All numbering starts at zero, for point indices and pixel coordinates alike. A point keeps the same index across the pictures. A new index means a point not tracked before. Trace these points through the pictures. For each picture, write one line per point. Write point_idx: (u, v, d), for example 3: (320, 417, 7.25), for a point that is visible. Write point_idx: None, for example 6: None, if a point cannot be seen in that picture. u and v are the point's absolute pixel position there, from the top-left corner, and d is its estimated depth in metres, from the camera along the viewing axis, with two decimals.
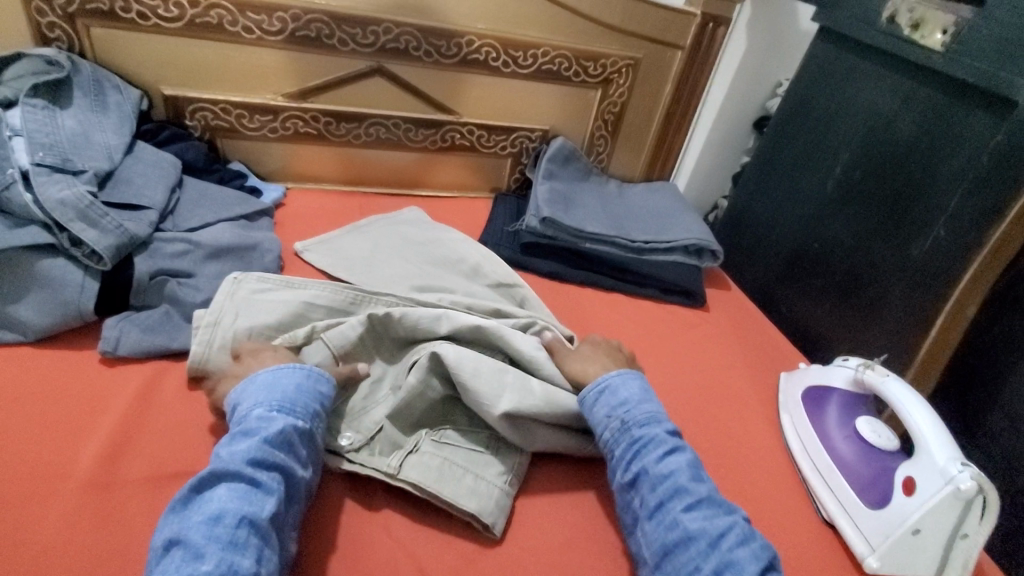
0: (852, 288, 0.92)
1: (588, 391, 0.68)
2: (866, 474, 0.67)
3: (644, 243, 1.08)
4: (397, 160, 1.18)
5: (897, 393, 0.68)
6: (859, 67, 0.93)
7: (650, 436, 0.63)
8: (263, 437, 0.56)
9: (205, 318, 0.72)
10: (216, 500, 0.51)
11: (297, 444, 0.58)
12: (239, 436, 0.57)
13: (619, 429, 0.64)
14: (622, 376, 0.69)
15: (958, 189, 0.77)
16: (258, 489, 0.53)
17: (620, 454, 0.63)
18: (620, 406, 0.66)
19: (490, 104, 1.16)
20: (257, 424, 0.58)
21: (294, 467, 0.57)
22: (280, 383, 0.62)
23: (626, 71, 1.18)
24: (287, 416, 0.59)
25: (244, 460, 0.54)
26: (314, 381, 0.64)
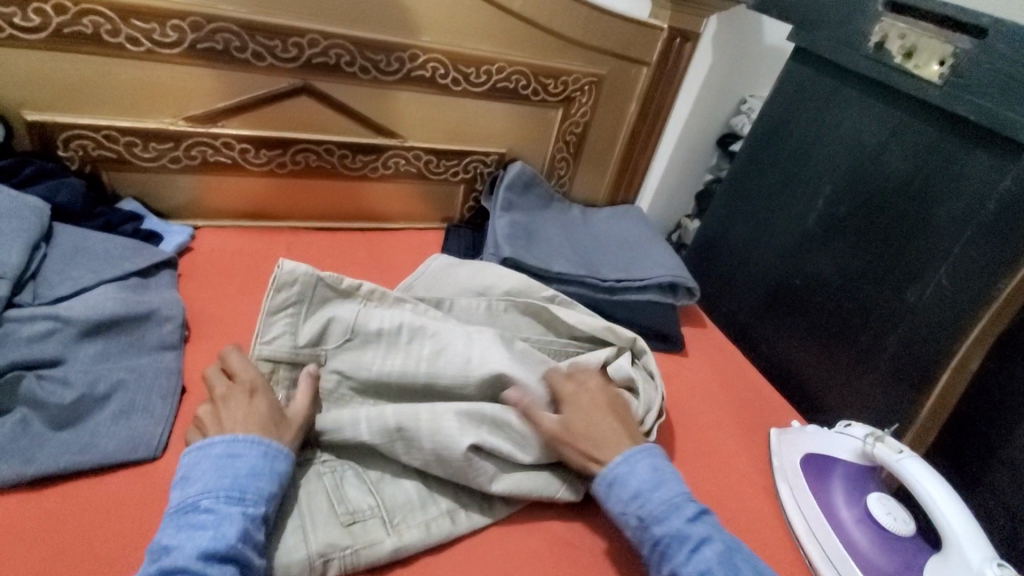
0: (842, 331, 0.85)
1: (599, 482, 0.62)
2: (886, 567, 0.60)
3: (616, 281, 0.98)
4: (331, 191, 1.02)
5: (914, 472, 0.61)
6: (842, 93, 0.86)
7: (672, 532, 0.56)
8: (220, 527, 0.49)
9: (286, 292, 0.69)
10: None
11: (254, 530, 0.50)
12: (185, 522, 0.49)
13: (638, 526, 0.58)
14: (628, 460, 0.61)
15: (961, 235, 0.71)
16: None
17: (648, 553, 0.57)
18: (633, 498, 0.59)
19: (438, 126, 1.02)
20: (209, 513, 0.50)
21: (253, 556, 0.49)
22: (232, 462, 0.53)
23: (588, 90, 1.07)
24: (237, 500, 0.51)
25: (191, 556, 0.46)
26: (267, 453, 0.55)
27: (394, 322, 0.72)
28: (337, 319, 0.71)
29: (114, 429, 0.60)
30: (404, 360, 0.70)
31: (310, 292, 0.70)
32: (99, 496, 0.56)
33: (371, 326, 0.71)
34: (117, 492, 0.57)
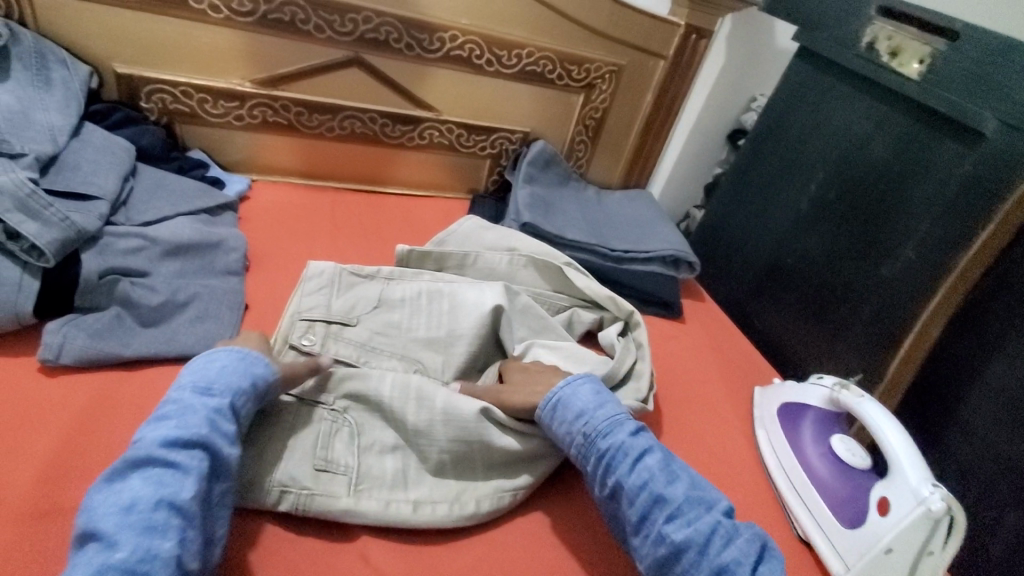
0: (825, 304, 0.94)
1: (543, 407, 0.67)
2: (841, 492, 0.69)
3: (624, 252, 1.07)
4: (370, 157, 1.13)
5: (872, 413, 0.71)
6: (836, 89, 0.95)
7: (615, 445, 0.61)
8: (187, 417, 0.52)
9: (320, 277, 0.79)
10: (134, 486, 0.47)
11: (224, 424, 0.54)
12: (156, 417, 0.53)
13: (583, 443, 0.63)
14: (572, 387, 0.68)
15: (929, 216, 0.80)
16: (178, 467, 0.49)
17: (592, 468, 0.62)
18: (578, 417, 0.65)
19: (470, 103, 1.13)
20: (183, 405, 0.54)
21: (222, 443, 0.52)
22: (209, 365, 0.58)
23: (609, 78, 1.17)
24: (207, 396, 0.55)
25: (160, 441, 0.50)
26: (239, 357, 0.60)
27: (415, 290, 0.83)
28: (365, 294, 0.81)
29: (191, 331, 0.71)
30: (428, 318, 0.80)
31: (337, 279, 0.81)
32: None
33: (396, 294, 0.82)
34: None
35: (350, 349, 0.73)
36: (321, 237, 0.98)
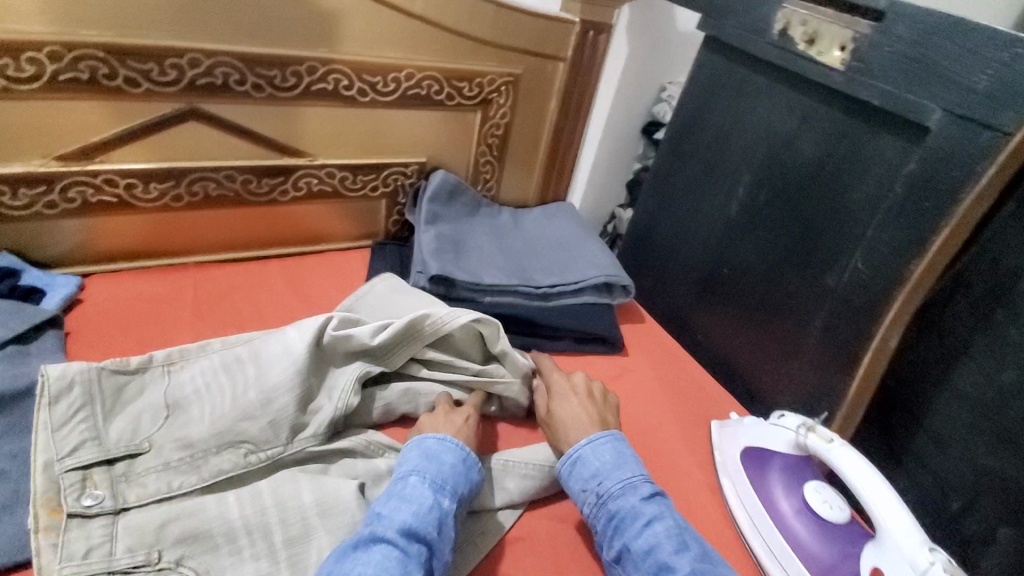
0: (771, 318, 0.86)
1: (563, 464, 0.66)
2: (826, 557, 0.61)
3: (550, 286, 0.95)
4: (239, 220, 0.95)
5: (845, 462, 0.63)
6: (752, 80, 0.86)
7: (626, 507, 0.60)
8: (423, 503, 0.56)
9: (56, 396, 0.62)
10: (367, 564, 0.50)
11: (448, 526, 0.57)
12: (396, 496, 0.57)
13: (595, 503, 0.62)
14: (592, 444, 0.66)
15: (874, 220, 0.72)
16: (411, 560, 0.52)
17: (602, 529, 0.61)
18: (593, 477, 0.63)
19: (349, 140, 0.96)
20: (419, 487, 0.58)
21: (442, 549, 0.55)
22: (441, 452, 0.63)
23: (505, 90, 1.04)
24: (442, 494, 0.58)
25: (399, 529, 0.54)
26: (465, 454, 0.64)
27: (204, 370, 0.69)
28: (141, 400, 0.66)
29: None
30: (230, 393, 0.67)
31: (96, 388, 0.64)
32: None
33: (185, 385, 0.68)
34: None
35: (153, 479, 0.59)
36: (184, 337, 0.80)
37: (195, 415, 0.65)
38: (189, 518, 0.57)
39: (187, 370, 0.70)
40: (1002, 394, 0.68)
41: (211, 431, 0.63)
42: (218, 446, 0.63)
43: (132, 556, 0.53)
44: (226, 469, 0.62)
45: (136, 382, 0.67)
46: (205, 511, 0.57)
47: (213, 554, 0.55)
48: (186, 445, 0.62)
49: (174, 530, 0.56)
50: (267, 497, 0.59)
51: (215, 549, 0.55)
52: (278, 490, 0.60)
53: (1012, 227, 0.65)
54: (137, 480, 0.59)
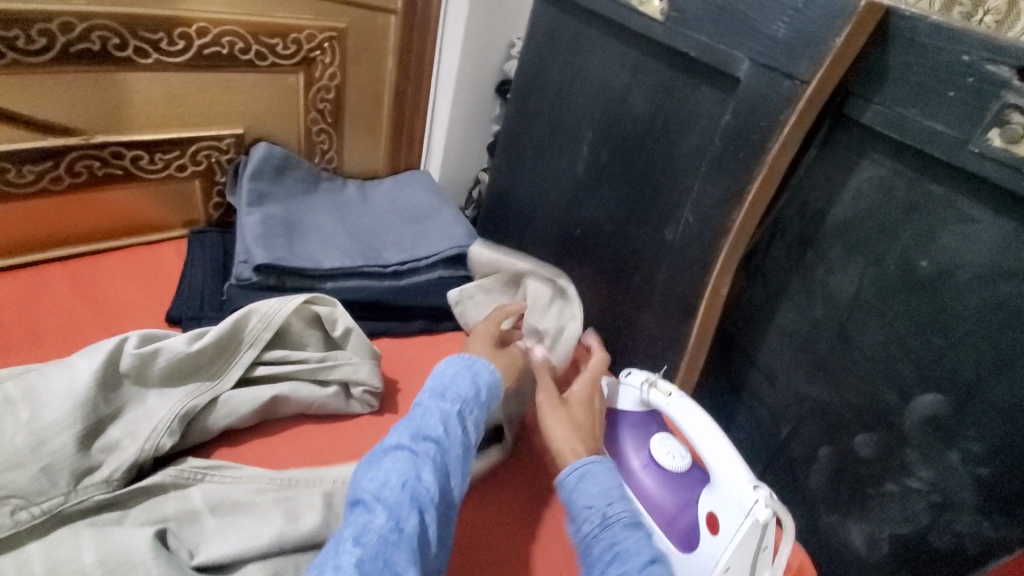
0: (622, 276, 0.87)
1: (568, 473, 0.62)
2: (670, 507, 0.63)
3: (400, 264, 0.89)
4: (0, 218, 0.77)
5: (681, 411, 0.64)
6: (585, 33, 0.83)
7: (626, 543, 0.54)
8: (430, 414, 0.58)
9: None
10: (383, 469, 0.52)
11: (460, 426, 0.58)
12: (413, 409, 0.59)
13: (597, 525, 0.57)
14: (605, 464, 0.62)
15: (699, 172, 0.73)
16: (421, 458, 0.53)
17: (595, 556, 0.55)
18: (602, 497, 0.58)
19: (139, 113, 0.81)
20: (431, 400, 0.59)
21: (456, 448, 0.56)
22: (448, 369, 0.64)
23: (329, 47, 0.92)
24: (446, 400, 0.59)
25: (408, 435, 0.55)
26: (489, 372, 0.65)
27: None
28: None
29: None
30: None
31: None
32: None
33: None
34: None
35: None
36: None
37: None
38: None
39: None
40: (814, 327, 0.73)
41: None
42: None
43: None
44: None
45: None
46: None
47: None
48: None
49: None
50: (36, 565, 0.48)
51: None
52: (53, 553, 0.49)
53: (814, 171, 0.69)
54: None
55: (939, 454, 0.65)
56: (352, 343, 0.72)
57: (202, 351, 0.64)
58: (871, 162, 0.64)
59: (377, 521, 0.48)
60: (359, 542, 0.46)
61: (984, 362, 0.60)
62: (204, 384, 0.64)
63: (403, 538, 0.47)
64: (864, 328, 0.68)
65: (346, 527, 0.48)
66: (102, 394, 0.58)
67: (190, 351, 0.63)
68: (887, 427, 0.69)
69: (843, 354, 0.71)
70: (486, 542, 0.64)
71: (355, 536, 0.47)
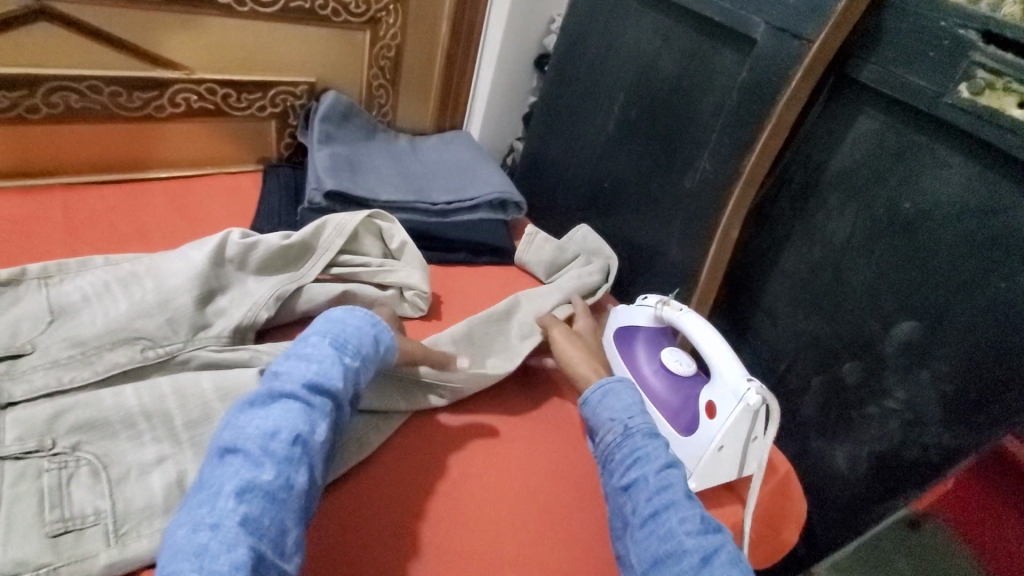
0: (643, 224, 0.97)
1: (593, 392, 0.70)
2: (675, 402, 0.74)
3: (447, 203, 1.00)
4: (113, 137, 0.90)
5: (689, 323, 0.75)
6: (622, 4, 0.94)
7: (647, 448, 0.64)
8: (324, 362, 0.59)
9: None
10: (274, 417, 0.54)
11: (350, 378, 0.61)
12: (295, 356, 0.60)
13: (619, 433, 0.66)
14: (624, 383, 0.71)
15: (717, 125, 0.83)
16: (314, 411, 0.56)
17: (618, 458, 0.64)
18: (624, 411, 0.67)
19: (230, 55, 0.93)
20: (327, 347, 0.61)
21: (338, 403, 0.58)
22: (347, 319, 0.66)
23: (394, 9, 1.04)
24: (343, 352, 0.61)
25: (301, 386, 0.57)
26: (374, 320, 0.67)
27: (98, 280, 0.68)
28: (17, 307, 0.64)
29: None
30: (125, 297, 0.67)
31: None
32: None
33: (71, 294, 0.66)
34: None
35: (39, 377, 0.59)
36: (57, 254, 0.77)
37: (83, 320, 0.64)
38: (82, 408, 0.57)
39: (69, 282, 0.68)
40: (812, 269, 0.83)
41: (100, 331, 0.63)
42: (112, 343, 0.63)
43: (22, 444, 0.53)
44: (122, 364, 0.63)
45: (10, 293, 0.65)
46: (101, 401, 0.58)
47: (112, 439, 0.55)
48: (76, 343, 0.62)
49: (67, 420, 0.55)
50: (165, 387, 0.60)
51: (114, 435, 0.56)
52: (177, 381, 0.61)
53: (819, 127, 0.79)
54: (23, 377, 0.58)
55: (912, 374, 0.75)
56: (406, 256, 0.86)
57: (291, 246, 0.78)
58: (867, 116, 0.74)
59: (262, 477, 0.50)
60: (243, 497, 0.48)
61: (953, 289, 0.70)
62: (289, 275, 0.77)
63: (292, 493, 0.50)
64: (855, 266, 0.78)
65: (224, 478, 0.49)
66: (213, 272, 0.72)
67: (283, 245, 0.77)
68: (868, 354, 0.79)
69: (837, 290, 0.81)
70: (518, 426, 0.75)
71: (239, 491, 0.48)
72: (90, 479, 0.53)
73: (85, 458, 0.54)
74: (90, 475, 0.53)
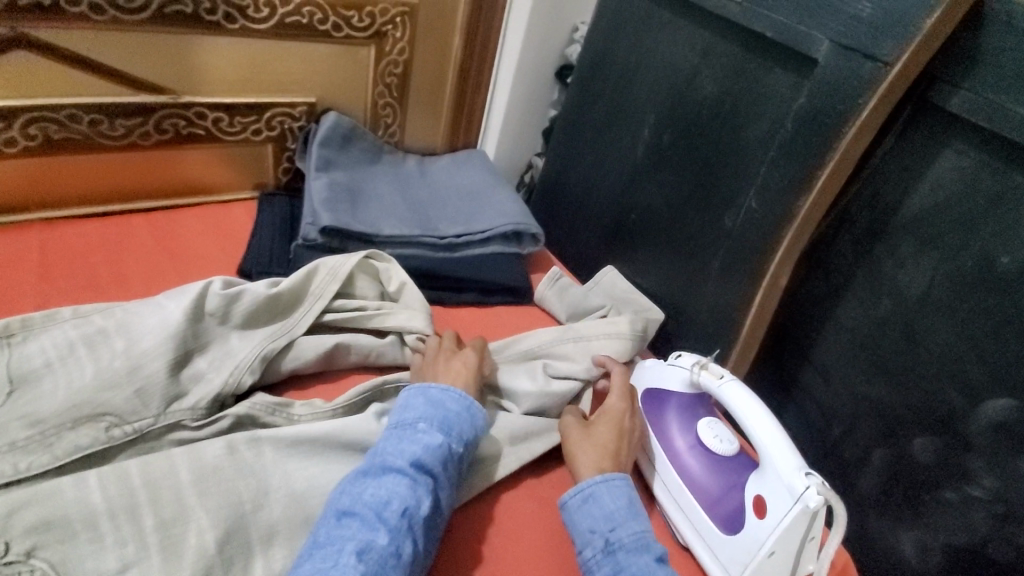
0: (677, 261, 0.85)
1: (571, 495, 0.60)
2: (715, 490, 0.63)
3: (455, 236, 0.90)
4: (98, 169, 0.83)
5: (733, 395, 0.64)
6: (656, 16, 0.83)
7: (637, 566, 0.54)
8: (430, 440, 0.58)
9: None
10: (385, 486, 0.53)
11: (453, 462, 0.58)
12: (404, 429, 0.59)
13: (602, 549, 0.56)
14: (609, 482, 0.60)
15: (766, 157, 0.71)
16: (421, 487, 0.54)
17: None
18: (606, 521, 0.57)
19: (220, 77, 0.85)
20: (428, 427, 0.59)
21: (444, 484, 0.56)
22: (447, 398, 0.63)
23: (401, 22, 0.94)
24: (450, 433, 0.59)
25: (410, 460, 0.55)
26: (471, 400, 0.64)
27: (63, 341, 0.61)
28: None
29: None
30: (92, 362, 0.60)
31: None
32: None
33: (34, 358, 0.59)
34: None
35: None
36: (27, 305, 0.70)
37: (43, 392, 0.57)
38: (38, 507, 0.50)
39: (32, 342, 0.61)
40: (878, 324, 0.71)
41: (63, 406, 0.56)
42: (74, 422, 0.56)
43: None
44: (85, 445, 0.55)
45: None
46: (61, 496, 0.51)
47: (69, 543, 0.49)
48: (35, 422, 0.55)
49: (22, 520, 0.49)
50: (133, 478, 0.53)
51: (73, 538, 0.49)
52: (143, 470, 0.54)
53: (891, 162, 0.67)
54: None
55: (1004, 462, 0.63)
56: (405, 297, 0.78)
57: (279, 295, 0.69)
58: (954, 153, 0.62)
59: (371, 542, 0.48)
60: (362, 558, 0.47)
61: None
62: (278, 327, 0.69)
63: (400, 563, 0.48)
64: (931, 328, 0.66)
65: (343, 539, 0.49)
66: (191, 330, 0.63)
67: (270, 295, 0.69)
68: (950, 431, 0.67)
69: (908, 353, 0.69)
70: (529, 513, 0.64)
71: (356, 552, 0.47)
72: None
73: (39, 567, 0.47)
74: None
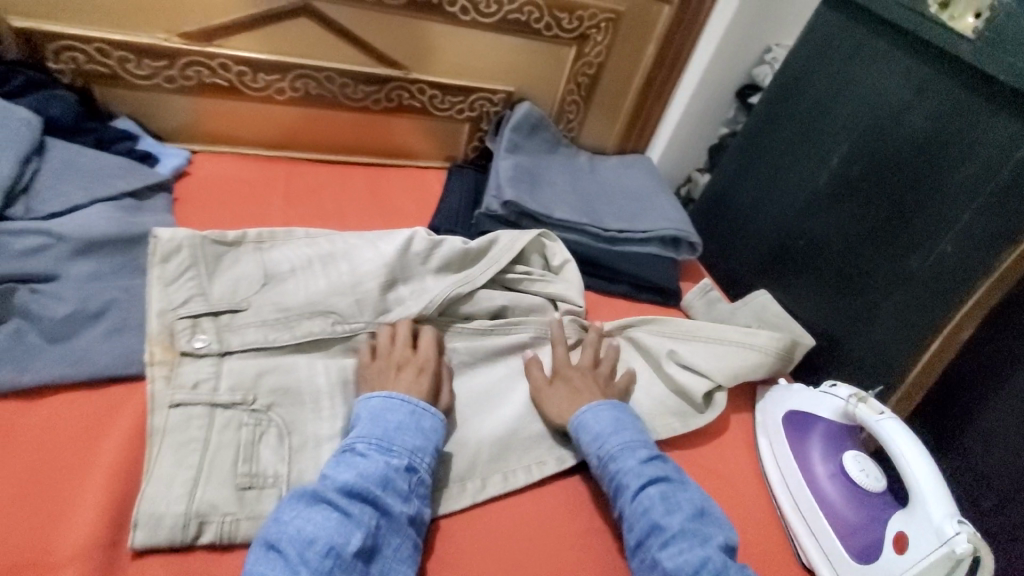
0: (841, 294, 0.84)
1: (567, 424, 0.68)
2: (852, 519, 0.63)
3: (619, 231, 0.95)
4: (336, 125, 1.01)
5: (891, 431, 0.62)
6: (869, 44, 0.81)
7: (624, 473, 0.62)
8: (365, 466, 0.56)
9: (162, 242, 0.69)
10: (308, 520, 0.51)
11: (397, 482, 0.57)
12: (339, 457, 0.57)
13: (598, 464, 0.64)
14: (593, 411, 0.67)
15: (973, 203, 0.68)
16: (352, 518, 0.52)
17: (605, 487, 0.63)
18: (594, 441, 0.65)
19: (443, 60, 0.98)
20: (365, 450, 0.58)
21: (392, 504, 0.55)
22: (386, 414, 0.61)
23: (604, 27, 1.02)
24: (387, 455, 0.58)
25: (341, 488, 0.54)
26: (415, 413, 0.62)
27: (303, 255, 0.75)
28: (236, 268, 0.72)
29: (105, 348, 0.64)
30: (324, 274, 0.73)
31: (199, 252, 0.70)
32: (98, 410, 0.61)
33: (282, 263, 0.74)
34: (116, 407, 0.62)
35: (251, 331, 0.67)
36: (273, 223, 0.87)
37: (289, 289, 0.72)
38: (278, 375, 0.64)
39: (277, 250, 0.75)
40: None
41: (303, 300, 0.70)
42: (308, 314, 0.70)
43: (231, 395, 0.62)
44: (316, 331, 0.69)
45: (232, 254, 0.73)
46: (296, 372, 0.65)
47: (299, 408, 0.63)
48: (281, 308, 0.70)
49: (268, 381, 0.64)
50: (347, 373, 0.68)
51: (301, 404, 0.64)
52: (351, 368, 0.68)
53: None
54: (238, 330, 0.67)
55: None
56: (565, 273, 0.86)
57: (467, 249, 0.80)
58: None
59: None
60: None
61: None
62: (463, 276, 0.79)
63: None
64: None
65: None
66: (400, 262, 0.76)
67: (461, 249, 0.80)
68: None
69: None
70: None
71: None
72: (276, 440, 0.61)
73: (274, 421, 0.62)
74: (275, 438, 0.61)
